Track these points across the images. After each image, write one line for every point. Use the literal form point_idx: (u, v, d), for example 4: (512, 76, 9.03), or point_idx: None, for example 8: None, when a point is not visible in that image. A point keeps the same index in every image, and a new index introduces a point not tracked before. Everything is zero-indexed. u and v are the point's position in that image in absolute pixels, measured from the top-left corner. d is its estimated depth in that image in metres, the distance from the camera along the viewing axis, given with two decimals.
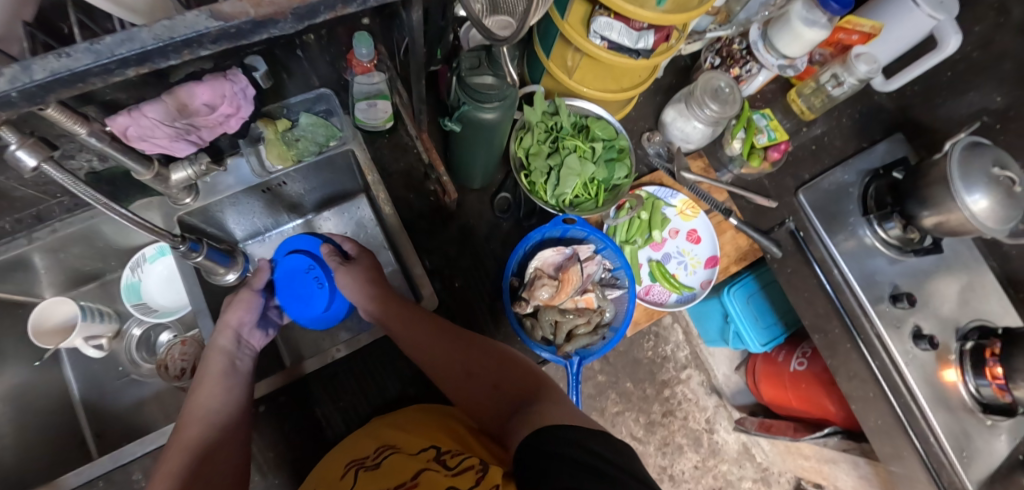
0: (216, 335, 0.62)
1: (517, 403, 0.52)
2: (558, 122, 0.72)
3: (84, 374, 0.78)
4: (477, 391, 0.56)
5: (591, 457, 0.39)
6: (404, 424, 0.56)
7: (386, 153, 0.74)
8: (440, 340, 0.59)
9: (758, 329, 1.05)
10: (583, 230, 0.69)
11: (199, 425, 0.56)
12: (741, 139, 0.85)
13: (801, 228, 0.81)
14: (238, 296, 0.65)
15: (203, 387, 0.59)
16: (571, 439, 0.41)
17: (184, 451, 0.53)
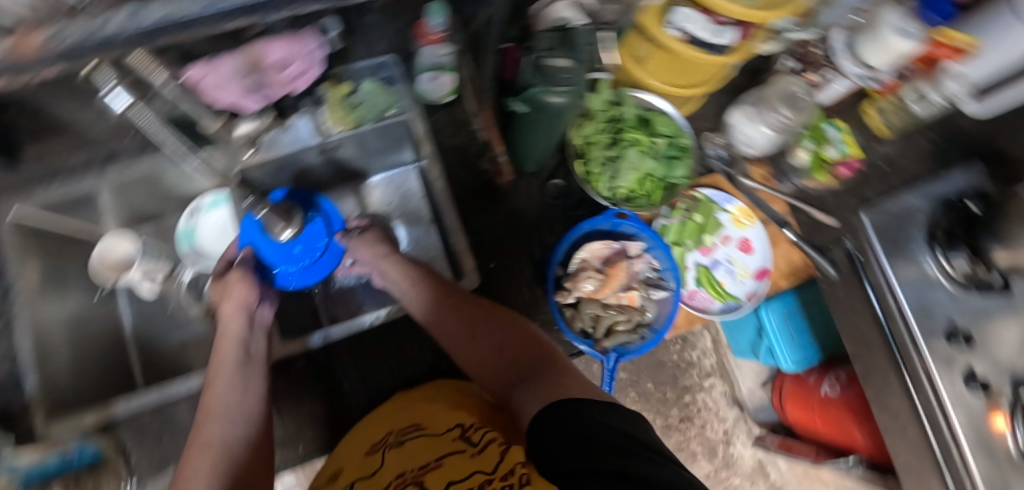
0: (224, 322, 0.58)
1: (524, 374, 0.47)
2: (621, 113, 0.71)
3: (137, 309, 0.81)
4: (479, 357, 0.50)
5: (623, 438, 0.37)
6: (413, 404, 0.52)
7: (443, 127, 0.74)
8: (448, 305, 0.53)
9: (792, 346, 1.03)
10: (636, 225, 0.68)
11: (222, 422, 0.50)
12: (808, 150, 0.81)
13: (860, 251, 0.72)
14: (231, 277, 0.60)
15: (216, 380, 0.54)
16: (597, 417, 0.39)
17: (210, 454, 0.47)
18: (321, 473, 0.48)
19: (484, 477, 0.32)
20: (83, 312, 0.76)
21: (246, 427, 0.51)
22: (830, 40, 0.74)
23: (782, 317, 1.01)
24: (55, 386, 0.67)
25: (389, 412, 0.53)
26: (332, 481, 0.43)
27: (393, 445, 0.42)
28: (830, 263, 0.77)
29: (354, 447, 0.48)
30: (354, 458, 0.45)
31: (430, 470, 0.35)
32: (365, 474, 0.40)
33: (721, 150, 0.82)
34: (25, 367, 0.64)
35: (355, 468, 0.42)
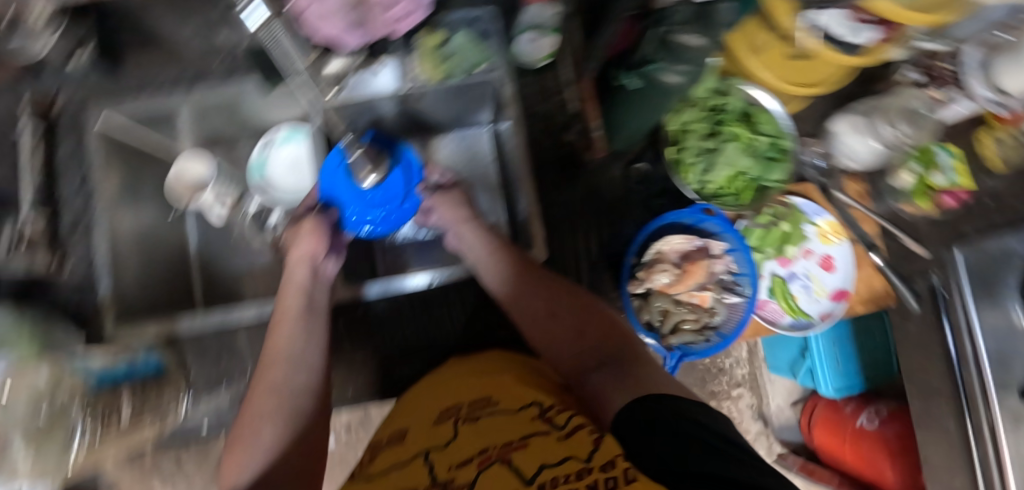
0: (291, 271, 0.59)
1: (602, 359, 0.45)
2: (724, 105, 0.67)
3: (202, 231, 0.81)
4: (555, 335, 0.49)
5: (716, 441, 0.33)
6: (476, 374, 0.51)
7: (530, 93, 0.71)
8: (528, 280, 0.52)
9: (835, 371, 0.97)
10: (720, 225, 0.64)
11: (286, 367, 0.50)
12: (914, 173, 0.75)
13: (947, 289, 0.73)
14: (306, 224, 0.60)
15: (282, 325, 0.54)
16: (687, 416, 0.35)
17: (274, 397, 0.48)
18: (382, 431, 0.47)
19: (582, 464, 0.30)
20: (154, 225, 0.77)
21: (306, 373, 0.51)
22: (961, 58, 0.68)
23: (832, 340, 0.95)
24: (127, 294, 0.70)
25: (450, 380, 0.52)
26: (397, 440, 0.42)
27: (465, 418, 0.41)
28: (914, 297, 0.72)
29: (418, 410, 0.47)
30: (420, 422, 0.44)
31: (516, 449, 0.34)
32: (437, 443, 0.39)
33: (817, 158, 0.77)
34: (101, 271, 0.67)
35: (423, 433, 0.41)
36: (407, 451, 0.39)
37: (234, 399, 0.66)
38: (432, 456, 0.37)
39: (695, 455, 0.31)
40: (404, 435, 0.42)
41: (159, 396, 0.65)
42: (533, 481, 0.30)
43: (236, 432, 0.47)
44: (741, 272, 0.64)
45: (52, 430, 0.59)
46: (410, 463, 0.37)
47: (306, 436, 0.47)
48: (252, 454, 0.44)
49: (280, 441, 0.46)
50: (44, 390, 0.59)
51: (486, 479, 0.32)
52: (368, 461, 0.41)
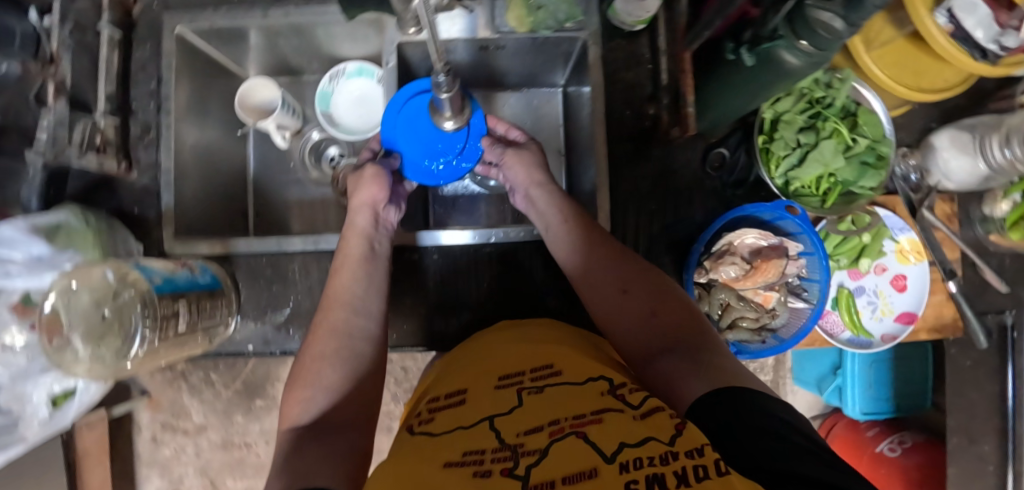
0: (354, 216, 0.59)
1: (673, 342, 0.44)
2: (829, 98, 0.62)
3: (261, 155, 0.82)
4: (625, 313, 0.48)
5: (807, 440, 0.31)
6: (534, 339, 0.50)
7: (616, 61, 0.67)
8: (601, 256, 0.52)
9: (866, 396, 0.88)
10: (800, 225, 0.60)
11: (345, 309, 0.52)
12: (1014, 202, 0.69)
13: (1018, 327, 0.73)
14: (365, 172, 0.60)
15: (342, 271, 0.55)
16: (771, 410, 0.33)
17: (335, 339, 0.50)
18: (438, 384, 0.48)
19: (666, 447, 0.29)
20: (218, 141, 0.76)
21: (365, 317, 0.53)
22: None
23: (868, 362, 0.85)
24: (185, 211, 0.69)
25: (507, 340, 0.51)
26: (456, 397, 0.42)
27: (529, 387, 0.41)
28: (984, 333, 0.68)
29: (475, 368, 0.47)
30: (479, 382, 0.43)
31: (589, 423, 0.33)
32: (500, 408, 0.38)
33: (910, 172, 0.71)
34: (165, 184, 0.68)
35: (484, 395, 0.41)
36: (469, 411, 0.39)
37: (278, 323, 0.68)
38: (497, 421, 0.36)
39: (784, 450, 0.29)
40: (463, 393, 0.42)
41: (213, 311, 0.63)
42: (614, 459, 0.29)
43: (297, 373, 0.48)
44: (811, 278, 0.63)
45: (111, 330, 0.52)
46: (473, 425, 0.37)
47: (362, 385, 0.47)
48: (315, 392, 0.45)
49: (335, 380, 0.47)
50: (110, 286, 0.52)
51: (559, 451, 0.31)
52: (426, 413, 0.42)
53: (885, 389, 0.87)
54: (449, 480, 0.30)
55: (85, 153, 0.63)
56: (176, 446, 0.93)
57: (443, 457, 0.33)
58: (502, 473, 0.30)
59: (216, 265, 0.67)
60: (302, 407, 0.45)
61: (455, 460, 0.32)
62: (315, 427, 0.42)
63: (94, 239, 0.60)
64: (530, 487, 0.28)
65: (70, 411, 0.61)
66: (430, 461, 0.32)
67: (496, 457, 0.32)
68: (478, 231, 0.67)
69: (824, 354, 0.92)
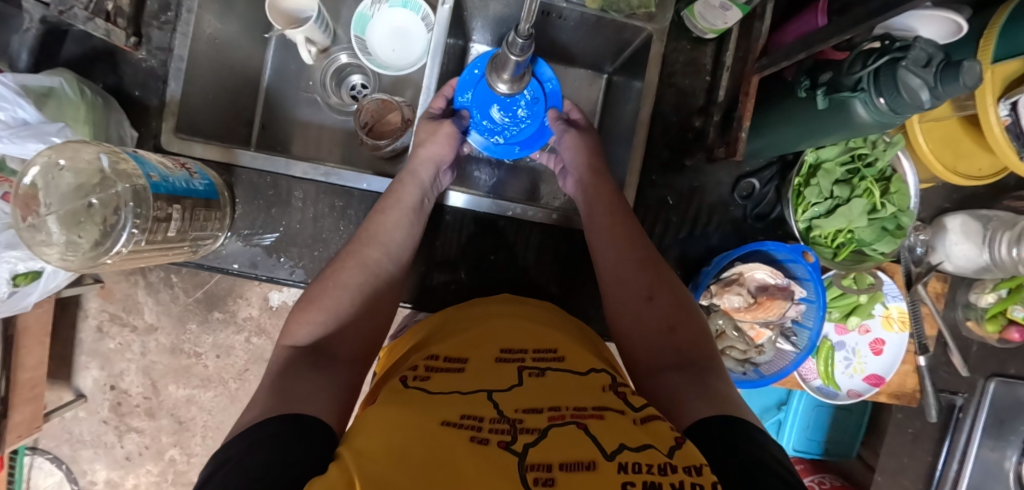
0: (416, 165, 0.60)
1: (681, 359, 0.44)
2: (872, 155, 0.61)
3: (279, 64, 0.76)
4: (642, 320, 0.48)
5: (795, 481, 0.31)
6: (539, 319, 0.50)
7: (675, 64, 0.65)
8: (628, 255, 0.52)
9: (802, 434, 0.88)
10: (810, 272, 0.61)
11: (382, 250, 0.54)
12: (998, 297, 0.72)
13: (963, 410, 0.78)
14: (441, 127, 0.61)
15: (386, 213, 0.57)
16: (766, 445, 0.33)
17: (361, 272, 0.51)
18: (443, 340, 0.48)
19: (664, 457, 0.29)
20: (235, 39, 0.69)
21: (398, 265, 0.55)
22: None
23: (814, 403, 0.86)
24: (191, 107, 0.64)
25: (512, 312, 0.51)
26: (456, 363, 0.42)
27: (531, 367, 0.41)
28: (934, 408, 0.73)
29: (480, 334, 0.47)
30: (482, 351, 0.43)
31: (590, 417, 0.33)
32: (500, 382, 0.38)
33: (917, 244, 0.73)
34: (174, 71, 0.62)
35: (486, 365, 0.41)
36: (470, 379, 0.39)
37: (266, 248, 0.66)
38: (495, 395, 0.37)
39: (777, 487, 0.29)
40: (464, 361, 0.42)
41: (204, 223, 0.59)
42: (613, 458, 0.28)
43: (313, 293, 0.49)
44: (804, 323, 0.64)
45: (93, 219, 0.47)
46: (471, 393, 0.37)
47: (357, 324, 0.48)
48: (325, 317, 0.47)
49: (343, 311, 0.48)
50: (100, 172, 0.47)
51: (558, 436, 0.31)
52: (422, 368, 0.42)
53: (819, 431, 0.88)
54: (445, 441, 0.30)
55: (91, 16, 0.55)
56: (123, 341, 0.89)
57: (441, 416, 0.33)
58: (499, 445, 0.30)
59: (215, 172, 0.63)
60: (310, 329, 0.46)
61: (452, 421, 0.32)
62: (312, 355, 0.44)
63: (85, 114, 0.55)
64: (526, 465, 0.28)
65: (32, 293, 0.57)
66: (427, 417, 0.32)
67: (493, 427, 0.32)
68: (471, 198, 0.67)
69: (772, 388, 0.89)
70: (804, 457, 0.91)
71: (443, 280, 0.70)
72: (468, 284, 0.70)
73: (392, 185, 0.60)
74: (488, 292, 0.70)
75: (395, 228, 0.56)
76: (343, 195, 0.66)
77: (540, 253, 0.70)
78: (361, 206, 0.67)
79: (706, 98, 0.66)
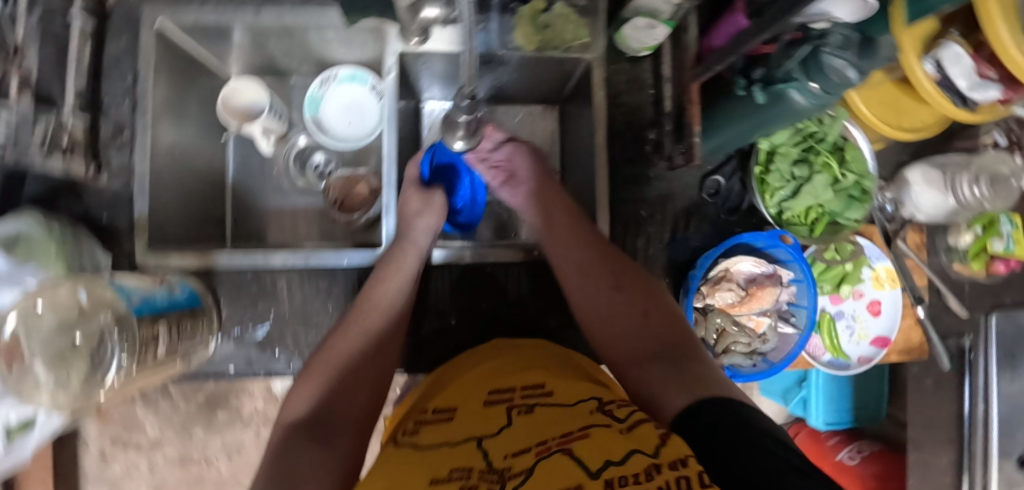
0: (413, 235, 0.60)
1: (658, 350, 0.46)
2: (821, 132, 0.65)
3: (241, 159, 0.77)
4: (615, 310, 0.51)
5: (795, 456, 0.29)
6: (525, 358, 0.50)
7: (620, 83, 0.68)
8: (593, 253, 0.55)
9: (829, 407, 0.88)
10: (791, 253, 0.62)
11: (381, 314, 0.55)
12: (975, 235, 0.76)
13: (974, 351, 0.79)
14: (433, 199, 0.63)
15: (386, 274, 0.57)
16: (749, 422, 0.33)
17: (364, 339, 0.52)
18: (437, 396, 0.48)
19: (650, 460, 0.27)
20: (192, 145, 0.70)
21: (386, 318, 0.55)
22: None
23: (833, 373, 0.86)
24: (162, 219, 0.64)
25: (504, 356, 0.51)
26: (446, 414, 0.42)
27: (519, 405, 0.40)
28: (946, 355, 0.73)
29: (470, 384, 0.46)
30: (469, 400, 0.43)
31: (576, 439, 0.32)
32: (490, 428, 0.38)
33: (886, 202, 0.76)
34: (137, 189, 0.62)
35: (474, 412, 0.41)
36: (459, 430, 0.38)
37: (258, 343, 0.65)
38: (487, 440, 0.36)
39: (756, 458, 0.29)
40: (453, 412, 0.42)
41: (193, 334, 0.58)
42: (599, 475, 0.27)
43: (317, 362, 0.50)
44: (799, 303, 0.65)
45: (79, 352, 0.46)
46: (461, 444, 0.36)
47: (353, 384, 0.49)
48: (319, 390, 0.47)
49: (332, 372, 0.49)
50: (78, 307, 0.47)
51: (544, 467, 0.30)
52: (412, 429, 0.41)
53: (844, 401, 0.88)
54: None
55: (48, 155, 0.56)
56: (128, 462, 0.86)
57: (430, 474, 0.32)
58: None
59: (195, 279, 0.63)
60: (307, 402, 0.46)
61: (442, 477, 0.31)
62: (306, 427, 0.43)
63: (56, 252, 0.55)
64: None
65: (29, 443, 0.55)
66: (418, 477, 0.32)
67: (483, 477, 0.31)
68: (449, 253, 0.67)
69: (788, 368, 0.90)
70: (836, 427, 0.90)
71: (443, 336, 0.69)
72: (467, 335, 0.69)
73: (391, 248, 0.60)
74: (490, 337, 0.70)
75: (402, 294, 0.57)
76: (326, 275, 0.66)
77: (531, 288, 0.71)
78: (346, 283, 0.66)
79: (655, 110, 0.68)
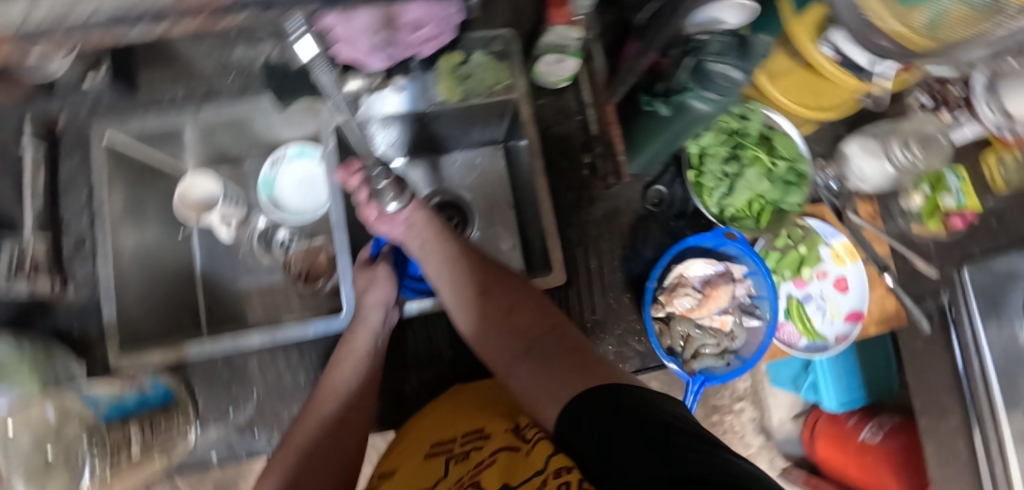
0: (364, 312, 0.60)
1: (531, 342, 0.49)
2: (745, 128, 0.69)
3: (206, 247, 0.79)
4: (486, 313, 0.52)
5: (669, 426, 0.36)
6: (457, 402, 0.55)
7: (549, 115, 0.71)
8: (464, 267, 0.54)
9: (839, 387, 1.00)
10: (740, 248, 0.64)
11: (334, 400, 0.57)
12: (924, 195, 0.78)
13: (955, 309, 0.77)
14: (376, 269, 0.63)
15: (339, 361, 0.59)
16: (625, 397, 0.39)
17: (318, 423, 0.56)
18: (390, 454, 0.54)
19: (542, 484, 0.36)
20: (155, 244, 0.73)
21: (341, 401, 0.57)
22: (972, 83, 0.72)
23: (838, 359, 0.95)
24: (131, 320, 0.66)
25: (442, 404, 0.56)
26: (394, 473, 0.48)
27: (452, 453, 0.46)
28: (924, 317, 0.74)
29: (419, 437, 0.52)
30: (413, 455, 0.49)
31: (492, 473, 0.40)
32: (429, 479, 0.44)
33: (830, 180, 0.77)
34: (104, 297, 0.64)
35: (416, 467, 0.47)
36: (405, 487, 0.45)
37: (240, 426, 0.65)
38: None
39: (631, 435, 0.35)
40: (399, 470, 0.48)
41: (169, 429, 0.60)
42: None
43: (275, 458, 0.55)
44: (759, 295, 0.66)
45: (54, 470, 0.50)
46: None
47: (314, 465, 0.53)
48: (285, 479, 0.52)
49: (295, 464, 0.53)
50: (47, 426, 0.50)
51: None
52: None
53: (855, 378, 1.00)
54: None
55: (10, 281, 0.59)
56: None
57: None
58: None
59: (168, 375, 0.64)
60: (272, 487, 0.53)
61: None
62: None
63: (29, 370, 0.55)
64: None
65: None
66: None
67: None
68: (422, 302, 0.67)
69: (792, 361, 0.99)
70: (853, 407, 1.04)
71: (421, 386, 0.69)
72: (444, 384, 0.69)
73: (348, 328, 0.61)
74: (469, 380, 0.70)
75: (354, 376, 0.58)
76: (295, 347, 0.67)
77: None
78: (317, 352, 0.67)
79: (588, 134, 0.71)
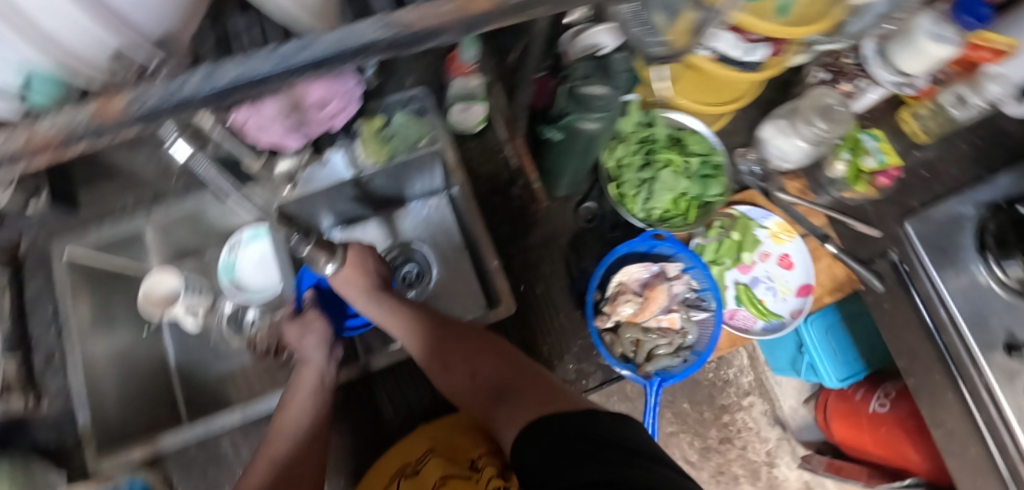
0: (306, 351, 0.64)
1: (503, 392, 0.54)
2: (653, 133, 0.73)
3: (179, 342, 0.82)
4: (460, 371, 0.57)
5: (629, 442, 0.40)
6: (439, 440, 0.64)
7: (474, 157, 0.72)
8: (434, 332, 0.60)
9: (836, 362, 0.96)
10: (671, 248, 0.68)
11: (288, 437, 0.58)
12: (846, 161, 0.80)
13: (905, 262, 0.75)
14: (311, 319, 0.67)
15: (292, 399, 0.60)
16: (590, 421, 0.43)
17: (271, 465, 0.56)
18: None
19: None
20: (127, 345, 0.76)
21: (293, 439, 0.58)
22: (862, 51, 0.73)
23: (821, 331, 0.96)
24: (108, 421, 0.68)
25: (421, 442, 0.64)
26: None
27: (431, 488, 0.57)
28: (875, 277, 0.77)
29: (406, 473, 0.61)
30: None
31: None
32: None
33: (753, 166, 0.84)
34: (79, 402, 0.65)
35: None
36: None
37: None
38: None
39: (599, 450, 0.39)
40: None
41: None
42: None
43: None
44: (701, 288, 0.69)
45: None
46: None
47: None
48: None
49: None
50: None
51: None
52: None
53: (850, 351, 0.96)
54: None
55: None
56: None
57: None
58: None
59: (147, 471, 0.66)
60: None
61: None
62: None
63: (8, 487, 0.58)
64: None
65: None
66: None
67: None
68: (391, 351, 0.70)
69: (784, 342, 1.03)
70: (856, 377, 0.98)
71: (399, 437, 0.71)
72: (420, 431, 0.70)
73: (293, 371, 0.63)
74: None
75: (304, 410, 0.59)
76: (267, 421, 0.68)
77: None
78: None
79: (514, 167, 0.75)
